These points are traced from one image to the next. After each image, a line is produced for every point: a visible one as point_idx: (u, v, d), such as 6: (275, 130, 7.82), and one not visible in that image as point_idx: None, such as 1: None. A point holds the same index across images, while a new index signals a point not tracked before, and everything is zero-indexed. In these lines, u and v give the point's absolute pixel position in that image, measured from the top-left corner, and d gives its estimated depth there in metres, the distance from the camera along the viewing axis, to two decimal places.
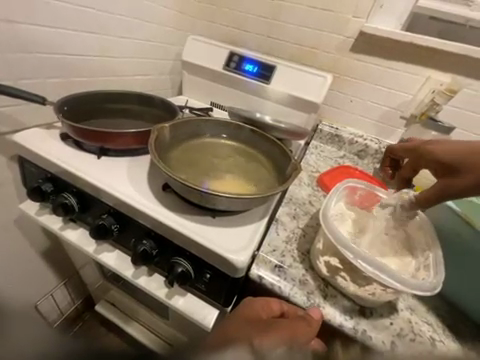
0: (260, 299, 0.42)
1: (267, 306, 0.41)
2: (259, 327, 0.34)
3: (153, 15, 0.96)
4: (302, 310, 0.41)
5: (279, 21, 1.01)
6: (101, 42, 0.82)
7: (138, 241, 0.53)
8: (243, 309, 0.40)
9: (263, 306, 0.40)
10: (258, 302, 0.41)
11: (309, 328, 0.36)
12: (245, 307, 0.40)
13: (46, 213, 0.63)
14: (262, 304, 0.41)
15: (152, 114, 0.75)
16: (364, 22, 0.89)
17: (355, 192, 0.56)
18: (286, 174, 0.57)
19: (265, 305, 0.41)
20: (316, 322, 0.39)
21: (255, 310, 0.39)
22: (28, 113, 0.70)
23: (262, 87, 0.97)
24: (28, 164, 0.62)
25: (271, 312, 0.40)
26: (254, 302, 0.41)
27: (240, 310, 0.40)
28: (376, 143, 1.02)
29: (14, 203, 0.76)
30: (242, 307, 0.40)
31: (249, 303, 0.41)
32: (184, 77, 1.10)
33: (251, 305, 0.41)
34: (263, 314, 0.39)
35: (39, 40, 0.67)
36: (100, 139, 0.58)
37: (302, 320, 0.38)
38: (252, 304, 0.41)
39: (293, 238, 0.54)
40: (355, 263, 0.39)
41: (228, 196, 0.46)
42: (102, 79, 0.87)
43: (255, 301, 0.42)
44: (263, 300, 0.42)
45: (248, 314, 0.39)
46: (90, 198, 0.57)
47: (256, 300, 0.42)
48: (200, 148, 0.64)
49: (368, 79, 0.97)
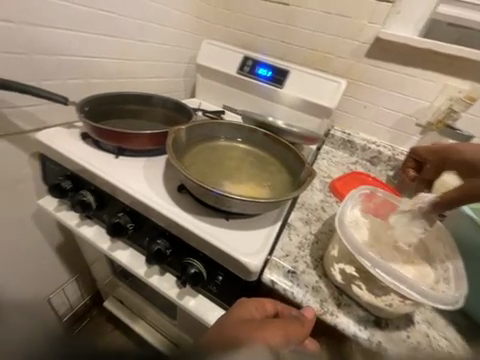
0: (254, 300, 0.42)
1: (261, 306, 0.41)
2: (255, 326, 0.34)
3: (170, 19, 0.99)
4: (297, 310, 0.42)
5: (293, 26, 1.02)
6: (120, 45, 0.85)
7: (152, 240, 0.54)
8: (237, 308, 0.40)
9: (256, 306, 0.40)
10: (252, 302, 0.41)
11: (301, 328, 0.37)
12: (241, 307, 0.40)
13: (64, 210, 0.65)
14: (257, 304, 0.41)
15: (167, 115, 0.77)
16: (380, 28, 0.89)
17: (370, 199, 0.55)
18: (301, 179, 0.57)
19: (259, 305, 0.41)
20: (309, 321, 0.39)
21: (250, 309, 0.39)
22: (49, 112, 0.73)
23: (275, 91, 0.98)
24: (48, 162, 0.64)
25: (265, 312, 0.40)
26: (249, 302, 0.41)
27: (234, 309, 0.40)
28: (390, 150, 1.00)
29: (32, 198, 0.79)
30: (237, 306, 0.40)
31: (244, 302, 0.41)
32: (198, 80, 1.12)
33: (246, 304, 0.40)
34: (257, 315, 0.39)
35: (63, 43, 0.70)
36: (119, 139, 0.60)
37: (295, 320, 0.38)
38: (247, 304, 0.41)
39: (305, 244, 0.53)
40: (373, 272, 0.38)
41: (243, 199, 0.46)
42: (119, 81, 0.90)
43: (251, 301, 0.41)
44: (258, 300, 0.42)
45: (243, 314, 0.38)
46: (107, 196, 0.59)
47: (251, 300, 0.41)
48: (214, 150, 0.64)
49: (382, 85, 0.96)
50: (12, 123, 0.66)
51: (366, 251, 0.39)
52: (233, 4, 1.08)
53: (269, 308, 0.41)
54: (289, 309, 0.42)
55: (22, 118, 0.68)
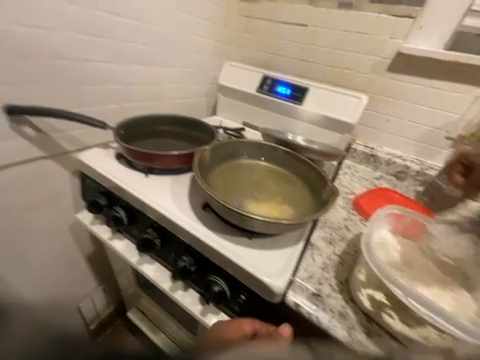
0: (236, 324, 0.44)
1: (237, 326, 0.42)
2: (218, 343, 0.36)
3: (195, 46, 1.07)
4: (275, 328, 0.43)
5: (312, 45, 1.05)
6: (151, 72, 0.93)
7: (177, 256, 0.56)
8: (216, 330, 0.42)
9: (233, 328, 0.42)
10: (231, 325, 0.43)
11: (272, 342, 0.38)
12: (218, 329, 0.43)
13: (98, 223, 0.71)
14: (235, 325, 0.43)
15: (192, 135, 0.82)
16: (401, 42, 0.88)
17: (399, 220, 0.53)
18: (323, 198, 0.57)
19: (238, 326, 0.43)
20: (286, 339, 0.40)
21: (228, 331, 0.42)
22: (89, 134, 0.81)
23: (294, 108, 1.00)
24: (87, 179, 0.71)
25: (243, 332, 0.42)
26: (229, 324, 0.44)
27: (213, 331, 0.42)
28: (418, 164, 0.95)
29: (70, 212, 0.87)
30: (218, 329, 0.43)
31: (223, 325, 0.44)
32: (219, 99, 1.18)
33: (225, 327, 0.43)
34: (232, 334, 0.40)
35: (102, 74, 0.79)
36: (149, 159, 0.64)
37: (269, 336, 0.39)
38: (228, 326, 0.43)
39: (330, 265, 0.52)
40: (405, 301, 0.37)
41: (267, 220, 0.47)
42: (149, 103, 0.98)
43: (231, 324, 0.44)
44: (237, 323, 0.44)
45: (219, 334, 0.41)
46: (136, 212, 0.63)
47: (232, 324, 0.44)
48: (236, 168, 0.67)
49: (407, 98, 0.93)
50: (58, 145, 0.75)
51: (397, 278, 0.38)
52: (254, 28, 1.14)
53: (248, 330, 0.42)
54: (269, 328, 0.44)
55: (67, 140, 0.76)
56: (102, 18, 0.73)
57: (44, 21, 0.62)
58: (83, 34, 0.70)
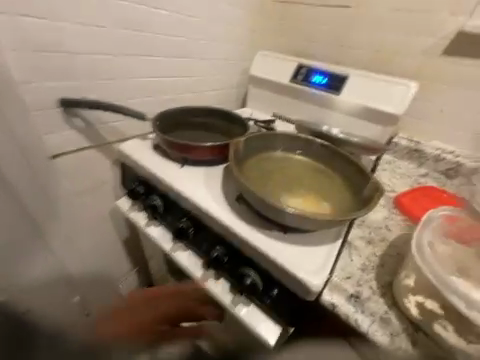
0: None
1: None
2: None
3: (229, 36, 1.05)
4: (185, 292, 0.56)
5: (353, 30, 0.97)
6: (185, 64, 0.94)
7: (210, 246, 0.57)
8: None
9: None
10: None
11: None
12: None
13: (135, 210, 0.75)
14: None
15: (224, 127, 0.82)
16: (465, 20, 0.76)
17: (452, 221, 0.48)
18: (365, 195, 0.53)
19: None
20: None
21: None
22: (129, 126, 0.86)
23: (331, 98, 0.94)
24: (127, 168, 0.75)
25: None
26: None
27: None
28: (474, 161, 0.84)
29: (110, 198, 0.93)
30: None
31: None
32: (250, 90, 1.16)
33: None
34: None
35: (142, 67, 0.82)
36: (184, 150, 0.66)
37: None
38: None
39: (369, 267, 0.49)
40: (468, 315, 0.32)
41: (307, 216, 0.45)
42: (182, 96, 1.00)
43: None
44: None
45: None
46: (171, 202, 0.65)
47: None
48: (269, 161, 0.65)
49: (466, 85, 0.81)
50: (102, 136, 0.80)
51: (457, 287, 0.34)
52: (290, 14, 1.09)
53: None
54: None
55: (109, 131, 0.81)
56: (143, 12, 0.75)
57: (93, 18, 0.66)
58: (127, 29, 0.73)
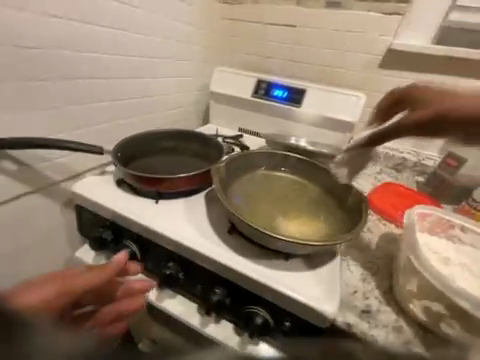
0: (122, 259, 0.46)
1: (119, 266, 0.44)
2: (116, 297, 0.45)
3: (183, 53, 1.01)
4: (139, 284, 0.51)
5: (302, 46, 1.03)
6: (140, 84, 0.86)
7: (206, 289, 0.51)
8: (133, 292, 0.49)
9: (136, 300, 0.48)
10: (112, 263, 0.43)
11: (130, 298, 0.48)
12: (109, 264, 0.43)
13: (103, 260, 0.62)
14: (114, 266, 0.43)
15: (195, 149, 0.76)
16: (391, 39, 0.90)
17: (424, 217, 0.55)
18: (351, 206, 0.56)
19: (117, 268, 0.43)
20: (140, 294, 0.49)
21: (95, 272, 0.39)
22: (78, 160, 0.72)
23: (293, 110, 0.98)
24: (84, 212, 0.62)
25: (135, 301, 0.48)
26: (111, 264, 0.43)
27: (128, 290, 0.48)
28: (415, 156, 0.98)
29: (64, 247, 0.77)
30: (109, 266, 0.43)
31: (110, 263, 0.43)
32: (211, 106, 1.12)
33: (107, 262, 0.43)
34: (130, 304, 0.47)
35: (88, 92, 0.72)
36: (160, 185, 0.59)
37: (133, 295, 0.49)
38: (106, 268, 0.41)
39: (369, 276, 0.50)
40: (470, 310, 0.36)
41: (313, 243, 0.45)
42: (139, 119, 0.90)
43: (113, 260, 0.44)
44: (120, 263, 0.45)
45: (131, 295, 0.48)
46: (150, 244, 0.56)
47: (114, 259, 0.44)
48: (253, 182, 0.63)
49: (400, 93, 0.94)
50: (45, 176, 0.66)
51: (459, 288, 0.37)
52: (241, 31, 1.11)
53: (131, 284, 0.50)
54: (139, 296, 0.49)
55: (54, 169, 0.67)
56: (87, 31, 0.67)
57: None
58: (65, 49, 0.64)
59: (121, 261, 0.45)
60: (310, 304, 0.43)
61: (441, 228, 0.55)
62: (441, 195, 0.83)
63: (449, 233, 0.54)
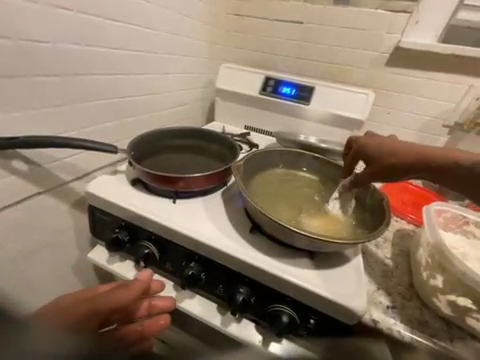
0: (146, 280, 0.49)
1: (143, 287, 0.48)
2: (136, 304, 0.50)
3: (189, 49, 0.99)
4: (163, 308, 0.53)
5: (309, 43, 1.02)
6: (147, 81, 0.83)
7: (230, 288, 0.51)
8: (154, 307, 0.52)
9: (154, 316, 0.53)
10: (135, 283, 0.47)
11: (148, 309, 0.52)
12: (133, 284, 0.47)
13: (117, 261, 0.61)
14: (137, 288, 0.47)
15: (208, 148, 0.76)
16: (399, 37, 0.90)
17: (440, 213, 0.56)
18: (370, 204, 0.57)
19: (139, 288, 0.47)
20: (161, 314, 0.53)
21: (118, 292, 0.45)
22: (88, 159, 0.70)
23: (300, 108, 0.97)
24: (98, 212, 0.61)
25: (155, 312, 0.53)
26: (136, 283, 0.47)
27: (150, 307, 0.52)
28: None
29: (73, 248, 0.75)
30: (134, 286, 0.47)
31: (134, 283, 0.47)
32: (217, 104, 1.10)
33: (132, 282, 0.47)
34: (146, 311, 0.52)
35: (100, 88, 0.69)
36: (178, 183, 0.58)
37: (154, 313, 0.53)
38: (131, 288, 0.46)
39: (389, 272, 0.51)
40: None
41: (344, 241, 0.44)
42: (146, 116, 0.88)
43: (138, 280, 0.48)
44: (144, 284, 0.48)
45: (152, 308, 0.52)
46: (170, 245, 0.55)
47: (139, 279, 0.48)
48: (271, 182, 0.63)
49: (406, 91, 0.94)
50: (55, 176, 0.64)
51: None
52: (246, 27, 1.09)
53: (154, 301, 0.53)
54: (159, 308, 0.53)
55: (64, 169, 0.65)
56: (94, 23, 0.62)
57: (29, 31, 0.52)
58: (76, 44, 0.60)
59: (144, 281, 0.49)
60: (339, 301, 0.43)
61: (455, 224, 0.57)
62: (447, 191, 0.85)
63: (463, 229, 0.56)
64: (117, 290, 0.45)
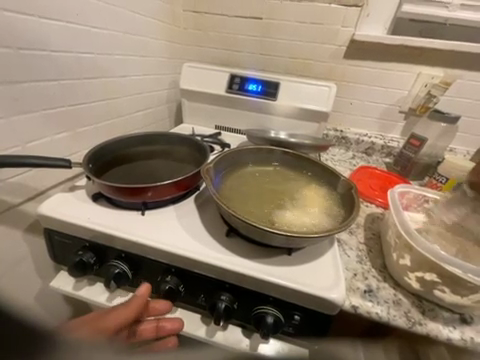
0: (144, 295, 0.47)
1: (141, 303, 0.46)
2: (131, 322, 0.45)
3: (147, 49, 0.93)
4: (171, 330, 0.49)
5: (269, 39, 1.02)
6: (101, 85, 0.77)
7: (211, 297, 0.49)
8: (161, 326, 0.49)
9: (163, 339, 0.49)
10: (134, 300, 0.46)
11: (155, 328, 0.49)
12: (132, 301, 0.45)
13: (86, 285, 0.55)
14: (135, 306, 0.45)
15: (176, 151, 0.73)
16: (353, 30, 0.93)
17: (403, 196, 0.59)
18: (340, 192, 0.59)
19: (138, 306, 0.46)
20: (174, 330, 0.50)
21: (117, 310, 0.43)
22: (40, 177, 0.63)
23: (268, 104, 0.97)
24: (57, 235, 0.54)
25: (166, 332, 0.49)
26: (134, 301, 0.46)
27: (157, 326, 0.49)
28: (381, 139, 1.03)
29: (32, 277, 0.67)
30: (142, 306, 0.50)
31: (133, 300, 0.46)
32: (184, 105, 1.07)
33: (131, 300, 0.46)
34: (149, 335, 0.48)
35: (46, 96, 0.62)
36: (144, 194, 0.53)
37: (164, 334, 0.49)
38: (129, 307, 0.44)
39: (364, 257, 0.53)
40: (462, 276, 0.40)
41: (320, 233, 0.44)
42: (104, 124, 0.82)
43: (136, 296, 0.46)
44: (142, 300, 0.46)
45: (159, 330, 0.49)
46: (143, 260, 0.51)
47: (137, 295, 0.47)
48: (242, 180, 0.63)
49: (364, 81, 0.99)
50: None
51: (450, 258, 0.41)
52: (205, 25, 1.06)
53: (162, 322, 0.50)
54: (169, 326, 0.49)
55: (11, 191, 0.57)
56: (30, 24, 0.55)
57: None
58: (7, 48, 0.52)
59: (142, 297, 0.47)
60: (321, 295, 0.43)
61: (417, 204, 0.60)
62: (407, 172, 0.90)
63: (424, 208, 0.60)
64: (116, 309, 0.44)
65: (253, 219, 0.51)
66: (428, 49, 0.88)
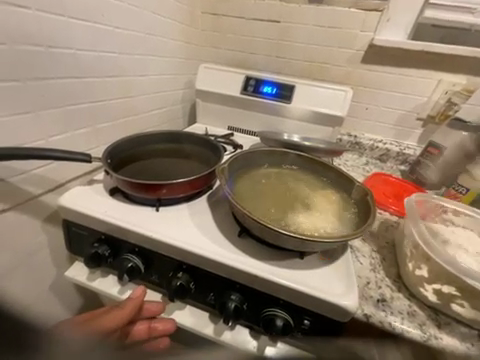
0: (139, 298, 0.49)
1: (135, 306, 0.49)
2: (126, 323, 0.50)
3: (165, 50, 0.95)
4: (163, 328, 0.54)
5: (286, 42, 1.02)
6: (121, 83, 0.79)
7: (221, 296, 0.49)
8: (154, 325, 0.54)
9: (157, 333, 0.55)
10: (128, 304, 0.49)
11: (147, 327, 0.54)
12: (126, 304, 0.49)
13: (99, 277, 0.56)
14: (130, 309, 0.49)
15: (190, 150, 0.74)
16: (372, 35, 0.92)
17: (420, 204, 0.58)
18: (355, 197, 0.59)
19: (131, 308, 0.48)
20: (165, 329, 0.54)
21: (110, 313, 0.48)
22: (60, 170, 0.65)
23: (282, 107, 0.97)
24: (74, 227, 0.56)
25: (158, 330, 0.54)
26: (128, 304, 0.49)
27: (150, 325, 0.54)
28: (397, 146, 1.01)
29: (47, 266, 0.69)
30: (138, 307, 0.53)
31: (126, 302, 0.49)
32: (197, 105, 1.08)
33: (126, 302, 0.49)
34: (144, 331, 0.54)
35: (69, 93, 0.65)
36: (159, 190, 0.54)
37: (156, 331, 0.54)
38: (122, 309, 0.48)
39: (377, 265, 0.52)
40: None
41: (335, 238, 0.43)
42: (122, 121, 0.84)
43: (131, 299, 0.49)
44: (136, 303, 0.49)
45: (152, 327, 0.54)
46: (155, 256, 0.52)
47: (132, 297, 0.49)
48: (255, 181, 0.63)
49: (381, 87, 0.97)
50: (22, 190, 0.58)
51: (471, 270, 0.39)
52: (222, 27, 1.08)
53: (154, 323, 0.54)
54: (162, 326, 0.53)
55: (34, 182, 0.60)
56: (59, 24, 0.58)
57: None
58: (39, 45, 0.55)
59: (136, 300, 0.49)
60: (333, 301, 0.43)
61: (434, 214, 0.58)
62: (423, 180, 0.88)
63: (443, 218, 0.58)
64: (111, 311, 0.49)
65: (266, 220, 0.51)
66: (450, 55, 0.86)
